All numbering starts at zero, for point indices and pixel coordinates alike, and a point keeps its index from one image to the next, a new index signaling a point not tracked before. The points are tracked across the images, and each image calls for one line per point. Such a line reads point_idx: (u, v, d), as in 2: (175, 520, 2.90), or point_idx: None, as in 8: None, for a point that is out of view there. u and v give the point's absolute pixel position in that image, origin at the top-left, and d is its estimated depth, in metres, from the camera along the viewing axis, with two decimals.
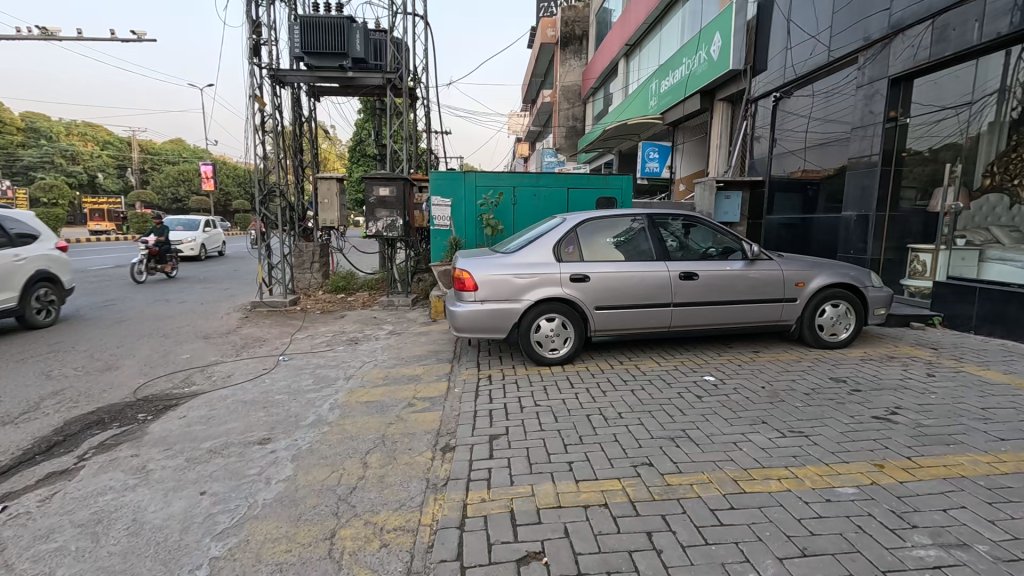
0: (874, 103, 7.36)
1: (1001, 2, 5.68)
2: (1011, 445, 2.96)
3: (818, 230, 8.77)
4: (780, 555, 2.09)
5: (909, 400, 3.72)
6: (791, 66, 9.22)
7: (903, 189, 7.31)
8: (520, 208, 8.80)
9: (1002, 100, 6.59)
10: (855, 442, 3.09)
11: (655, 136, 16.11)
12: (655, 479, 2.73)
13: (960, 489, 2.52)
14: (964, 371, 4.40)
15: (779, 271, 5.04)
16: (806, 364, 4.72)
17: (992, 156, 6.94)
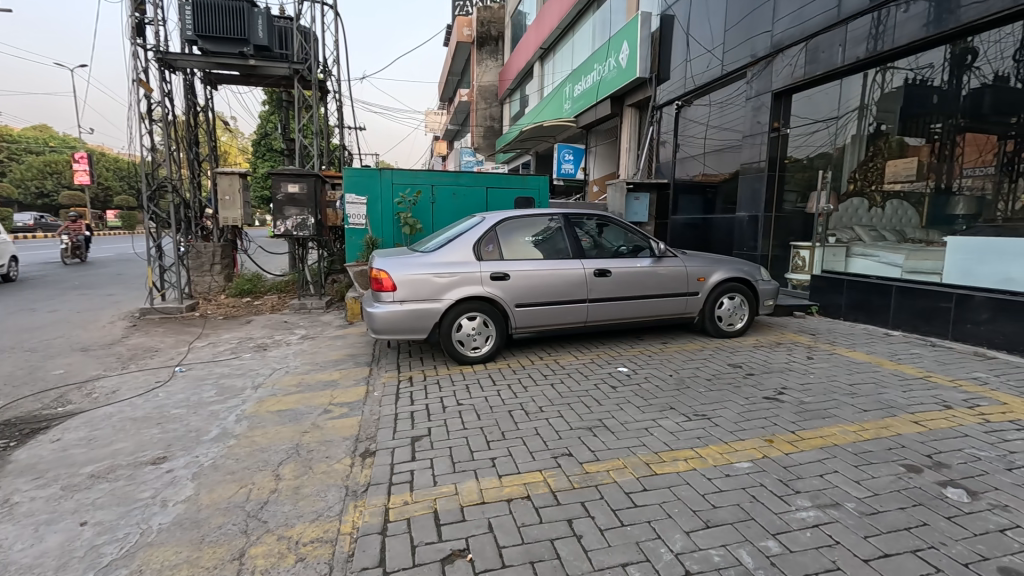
0: (760, 115, 8.15)
1: (859, 31, 6.52)
2: (872, 415, 3.43)
3: (717, 230, 9.54)
4: (687, 529, 2.26)
5: (793, 381, 4.17)
6: (690, 77, 9.95)
7: (786, 193, 8.16)
8: (439, 207, 8.71)
9: (862, 115, 7.52)
10: (749, 421, 3.41)
11: (569, 138, 16.64)
12: (574, 468, 2.84)
13: (833, 456, 2.87)
14: (836, 353, 5.02)
15: (683, 267, 5.42)
16: (708, 352, 5.13)
17: (855, 164, 7.90)
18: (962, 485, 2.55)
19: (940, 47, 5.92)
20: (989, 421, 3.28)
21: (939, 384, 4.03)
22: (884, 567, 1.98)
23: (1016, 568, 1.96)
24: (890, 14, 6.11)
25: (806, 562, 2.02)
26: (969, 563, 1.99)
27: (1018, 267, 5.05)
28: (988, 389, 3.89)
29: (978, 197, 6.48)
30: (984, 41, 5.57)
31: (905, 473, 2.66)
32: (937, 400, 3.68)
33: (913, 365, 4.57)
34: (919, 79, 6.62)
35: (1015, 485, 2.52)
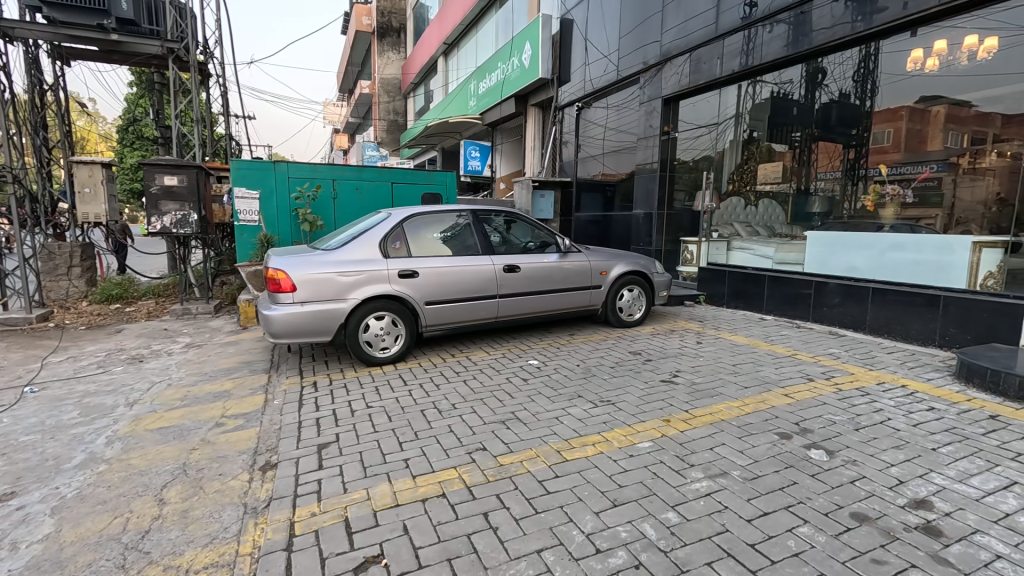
0: (652, 119, 8.79)
1: (733, 46, 7.24)
2: (751, 391, 3.84)
3: (616, 226, 10.09)
4: (596, 510, 2.37)
5: (685, 364, 4.55)
6: (589, 80, 10.41)
7: (676, 192, 8.88)
8: (341, 203, 8.30)
9: (737, 123, 8.23)
10: (650, 403, 3.66)
11: (475, 135, 16.69)
12: (488, 461, 2.86)
13: (721, 430, 3.17)
14: (721, 337, 5.56)
15: (587, 261, 5.67)
16: (611, 341, 5.43)
17: (733, 168, 8.66)
18: (822, 446, 2.94)
19: (798, 65, 6.73)
20: (841, 389, 3.83)
21: (803, 360, 4.62)
22: (764, 524, 2.23)
23: (863, 512, 2.30)
24: (759, 33, 6.85)
25: (700, 528, 2.21)
26: (829, 513, 2.30)
27: (860, 258, 6.04)
28: (840, 362, 4.54)
29: (829, 198, 7.65)
30: (831, 62, 6.44)
31: (778, 440, 3.01)
32: (801, 374, 4.22)
33: (782, 345, 5.19)
34: (782, 93, 7.46)
35: (861, 442, 2.97)
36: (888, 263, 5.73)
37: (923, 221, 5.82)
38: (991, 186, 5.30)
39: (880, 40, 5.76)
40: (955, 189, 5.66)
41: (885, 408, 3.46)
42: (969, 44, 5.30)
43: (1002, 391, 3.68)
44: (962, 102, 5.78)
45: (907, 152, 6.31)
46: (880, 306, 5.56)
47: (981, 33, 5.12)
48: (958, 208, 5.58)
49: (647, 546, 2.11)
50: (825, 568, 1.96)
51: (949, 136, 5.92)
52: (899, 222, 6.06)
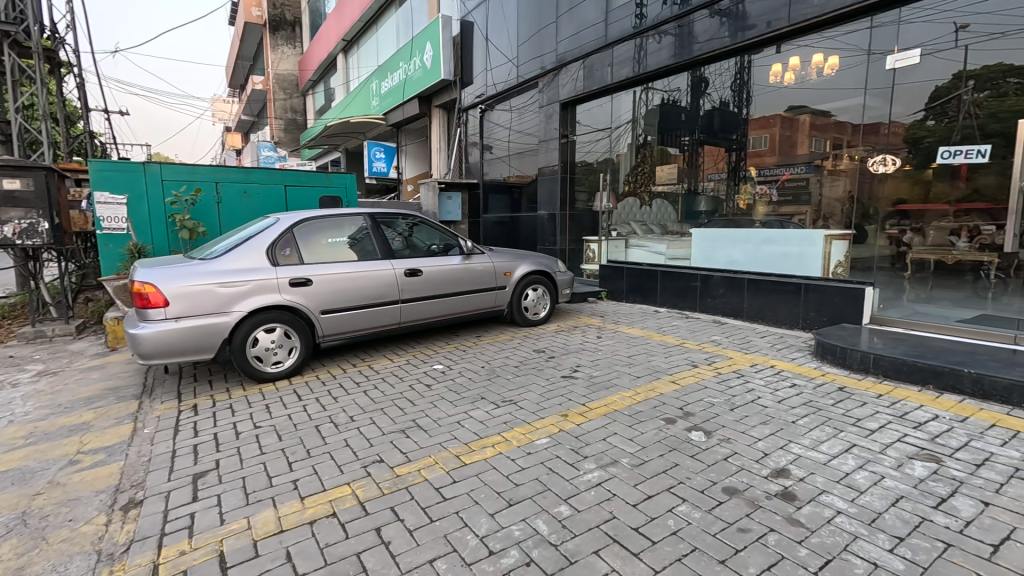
0: (552, 122, 9.19)
1: (622, 54, 7.75)
2: (643, 380, 4.09)
3: (523, 227, 10.29)
4: (492, 511, 2.38)
5: (585, 359, 4.73)
6: (491, 83, 10.57)
7: (577, 194, 9.27)
8: (227, 207, 7.69)
9: (633, 128, 8.47)
10: (550, 399, 3.76)
11: (380, 136, 16.24)
12: (384, 473, 2.77)
13: (613, 420, 3.33)
14: (620, 331, 5.85)
15: (490, 263, 5.71)
16: (516, 341, 5.51)
17: (629, 170, 8.85)
18: (702, 427, 3.19)
19: (684, 72, 7.21)
20: (720, 373, 4.19)
21: (689, 348, 5.00)
22: (647, 507, 2.36)
23: (733, 485, 2.52)
24: (647, 42, 7.35)
25: (590, 518, 2.30)
26: (704, 489, 2.49)
27: (738, 252, 6.67)
28: (720, 348, 4.96)
29: (715, 198, 7.53)
30: (712, 72, 6.94)
31: (663, 425, 3.22)
32: (687, 361, 4.55)
33: (673, 335, 5.56)
34: (671, 100, 7.74)
35: (734, 421, 3.25)
36: (762, 256, 6.38)
37: (796, 218, 6.45)
38: (847, 185, 6.10)
39: (752, 52, 6.36)
40: (822, 188, 6.30)
41: (756, 388, 3.84)
42: (816, 62, 6.10)
43: (848, 364, 4.22)
44: (825, 111, 6.33)
45: (780, 155, 6.73)
46: (754, 296, 6.13)
47: (826, 51, 5.90)
48: (823, 205, 6.25)
49: (539, 541, 2.15)
50: (698, 542, 2.11)
51: (814, 142, 6.45)
52: (774, 219, 6.65)
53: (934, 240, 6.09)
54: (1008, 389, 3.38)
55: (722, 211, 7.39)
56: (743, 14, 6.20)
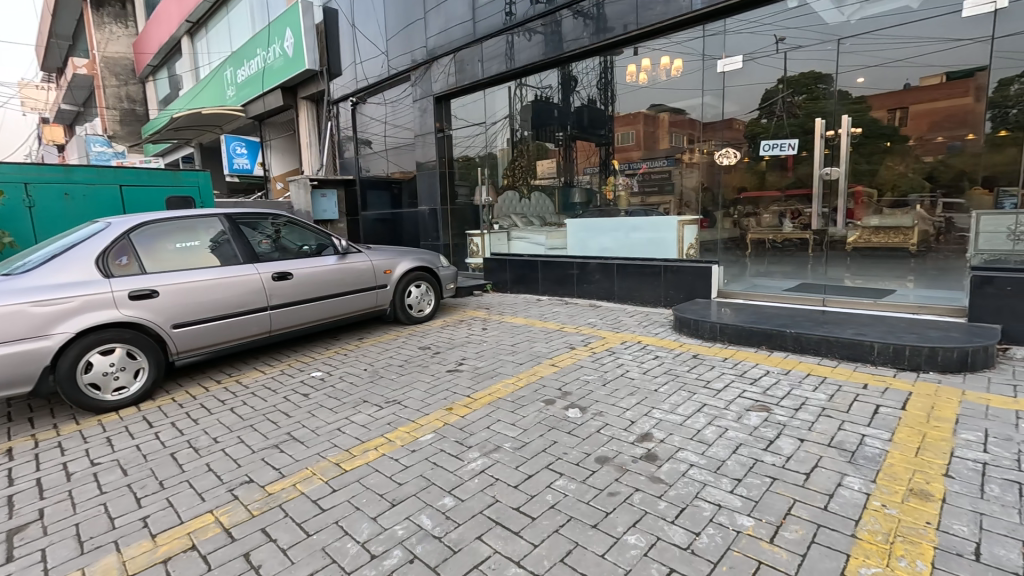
0: (426, 117, 9.17)
1: (491, 50, 7.94)
2: (526, 366, 4.25)
3: (405, 223, 10.08)
4: (374, 515, 2.32)
5: (470, 351, 4.79)
6: (361, 75, 10.21)
7: (458, 188, 9.32)
8: (40, 212, 6.48)
9: (510, 123, 8.67)
10: (435, 395, 3.75)
11: (239, 129, 14.83)
12: (254, 494, 2.57)
13: (497, 408, 3.42)
14: (504, 321, 6.01)
15: (368, 261, 5.50)
16: (401, 339, 5.40)
17: (508, 165, 8.98)
18: (578, 404, 3.40)
19: (554, 69, 7.56)
20: (595, 353, 4.49)
21: (568, 332, 5.29)
22: (528, 486, 2.46)
23: (605, 455, 2.72)
24: (517, 39, 7.59)
25: (473, 506, 2.34)
26: (579, 462, 2.66)
27: (609, 240, 7.15)
28: (595, 330, 5.31)
29: (589, 190, 7.83)
30: (580, 70, 7.38)
31: (544, 406, 3.38)
32: (566, 345, 4.82)
33: (553, 321, 5.83)
34: (544, 96, 8.04)
35: (606, 395, 3.51)
36: (633, 243, 6.87)
37: (662, 207, 7.03)
38: (699, 176, 6.81)
39: (612, 53, 6.90)
40: (681, 178, 6.93)
41: (625, 363, 4.18)
42: (664, 64, 6.74)
43: (700, 334, 4.77)
44: (680, 110, 6.90)
45: (645, 150, 7.22)
46: (623, 279, 6.61)
47: (672, 54, 6.57)
48: (684, 194, 6.90)
49: (423, 537, 2.14)
50: (574, 512, 2.24)
51: (673, 138, 7.02)
52: (641, 208, 7.18)
53: (768, 222, 6.94)
54: (818, 343, 4.07)
55: (596, 202, 7.71)
56: (602, 16, 6.62)
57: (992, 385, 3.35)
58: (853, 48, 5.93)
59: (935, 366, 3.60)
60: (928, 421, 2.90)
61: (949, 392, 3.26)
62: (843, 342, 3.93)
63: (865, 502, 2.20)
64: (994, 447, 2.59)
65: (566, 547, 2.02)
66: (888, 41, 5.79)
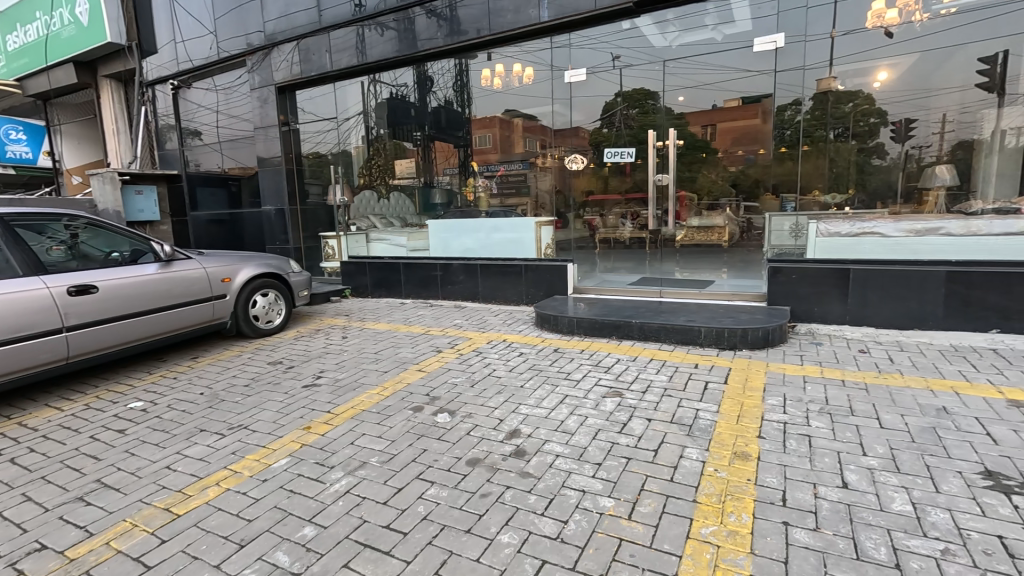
0: (267, 108, 8.31)
1: (339, 40, 7.48)
2: (391, 373, 4.07)
3: (246, 224, 9.03)
4: (217, 562, 2.01)
5: (329, 362, 4.45)
6: (185, 55, 8.92)
7: (307, 186, 8.64)
8: None
9: (365, 120, 8.33)
10: (288, 414, 3.41)
11: (13, 109, 11.94)
12: (49, 564, 2.06)
13: (361, 421, 3.22)
14: (366, 328, 5.71)
15: (199, 268, 4.78)
16: (246, 355, 4.82)
17: (363, 163, 8.58)
18: (447, 408, 3.35)
19: (408, 67, 7.43)
20: (461, 354, 4.48)
21: (434, 334, 5.21)
22: (398, 501, 2.35)
23: (475, 456, 2.71)
24: (368, 33, 7.25)
25: (338, 531, 2.16)
26: (451, 467, 2.62)
27: (471, 240, 7.11)
28: (461, 331, 5.32)
29: (449, 191, 7.79)
30: (435, 70, 7.35)
31: (412, 414, 3.27)
32: (432, 348, 4.74)
33: (418, 325, 5.69)
34: (399, 95, 7.86)
35: (475, 396, 3.52)
36: (497, 243, 6.89)
37: (519, 208, 7.36)
38: (552, 180, 7.35)
39: (467, 57, 6.98)
40: (536, 181, 7.38)
41: (492, 361, 4.24)
42: (517, 71, 7.08)
43: (560, 328, 5.05)
44: (532, 116, 7.42)
45: (501, 153, 7.54)
46: (487, 278, 6.72)
47: (523, 62, 6.92)
48: (539, 196, 7.36)
49: None
50: (446, 519, 2.20)
51: (527, 142, 7.49)
52: (501, 209, 7.38)
53: (611, 222, 7.41)
54: (659, 330, 4.56)
55: (456, 204, 7.70)
56: (455, 18, 6.61)
57: (787, 357, 4.08)
58: (675, 70, 6.75)
59: (747, 344, 4.27)
60: (744, 392, 3.42)
61: (757, 365, 3.90)
62: (678, 328, 4.46)
63: (701, 469, 2.50)
64: (791, 408, 3.14)
65: (440, 558, 1.96)
66: (702, 66, 6.67)
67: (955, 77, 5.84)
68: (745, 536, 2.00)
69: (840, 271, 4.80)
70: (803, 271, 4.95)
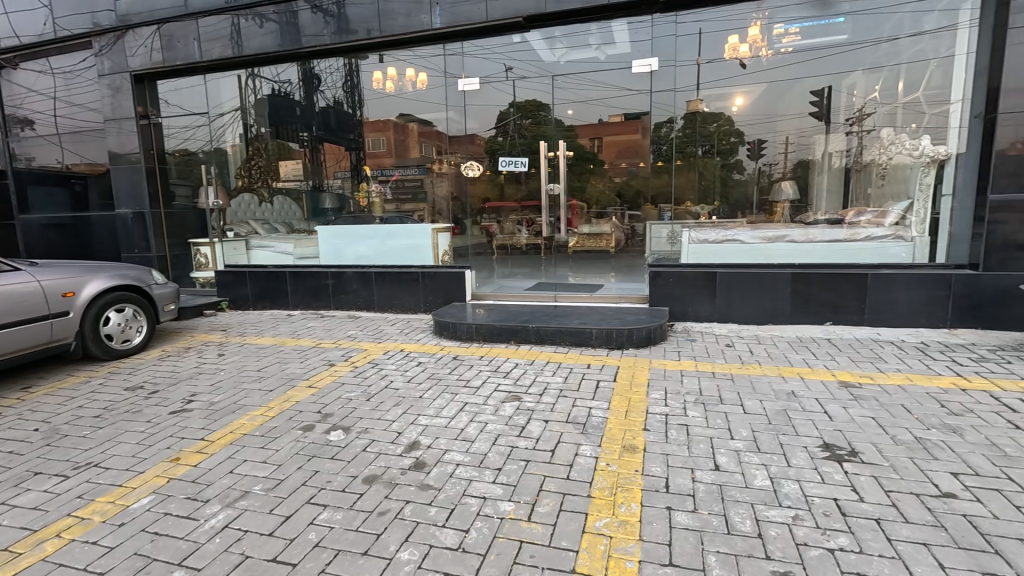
0: (120, 98, 7.28)
1: (209, 28, 6.80)
2: (277, 392, 3.76)
3: (95, 230, 7.82)
4: None
5: (202, 384, 4.00)
6: (9, 30, 7.53)
7: (173, 187, 7.70)
8: None
9: (242, 117, 7.81)
10: (152, 445, 3.00)
11: None
12: None
13: (242, 447, 2.93)
14: (247, 343, 5.23)
15: (30, 281, 4.05)
16: (97, 381, 4.17)
17: (240, 163, 8.06)
18: (340, 425, 3.17)
19: (292, 64, 7.00)
20: (356, 367, 4.28)
21: (325, 347, 4.92)
22: (286, 530, 2.17)
23: (372, 473, 2.60)
24: (244, 24, 6.67)
25: (215, 572, 1.94)
26: (345, 487, 2.48)
27: (364, 247, 6.83)
28: (355, 342, 5.08)
29: (340, 195, 7.50)
30: (322, 68, 7.01)
31: (301, 434, 3.05)
32: (323, 361, 4.47)
33: (307, 338, 5.34)
34: (282, 92, 7.48)
35: (371, 410, 3.38)
36: (392, 249, 6.71)
37: (416, 213, 7.23)
38: (449, 185, 7.44)
39: (358, 57, 6.73)
40: (433, 187, 7.38)
41: (389, 373, 4.11)
42: (410, 75, 6.99)
43: (459, 336, 5.04)
44: (426, 121, 7.46)
45: (396, 157, 7.48)
46: (382, 287, 6.50)
47: (416, 68, 6.87)
48: (436, 202, 7.32)
49: None
50: (341, 543, 2.08)
51: (423, 147, 7.50)
52: (396, 214, 7.18)
53: (508, 228, 7.72)
54: (554, 333, 4.73)
55: (348, 209, 7.41)
56: (343, 17, 6.29)
57: (666, 353, 4.45)
58: (562, 84, 7.15)
59: (633, 343, 4.59)
60: (632, 388, 3.66)
61: (642, 362, 4.20)
62: (571, 330, 4.67)
63: (594, 464, 2.64)
64: (670, 400, 3.43)
65: None
66: (587, 83, 7.10)
67: (793, 105, 6.99)
68: (634, 524, 2.14)
69: (708, 274, 5.34)
70: (678, 275, 5.44)
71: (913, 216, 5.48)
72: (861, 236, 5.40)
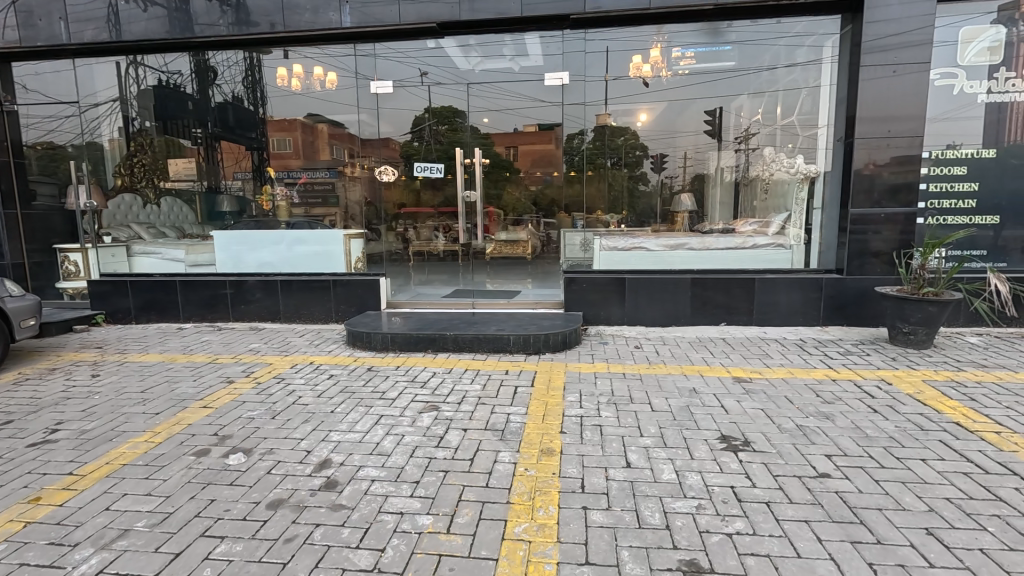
0: None
1: (78, 8, 5.96)
2: (164, 415, 3.39)
3: None
4: None
5: (71, 410, 3.50)
6: None
7: (32, 184, 6.79)
8: None
9: (122, 108, 7.12)
10: (4, 485, 2.57)
11: None
12: None
13: (121, 479, 2.60)
14: (127, 361, 4.66)
15: None
16: None
17: (119, 160, 7.35)
18: (240, 448, 2.91)
19: (183, 55, 6.44)
20: (259, 383, 3.97)
21: (223, 363, 4.52)
22: (175, 568, 1.95)
23: (277, 498, 2.41)
24: (123, 6, 5.91)
25: None
26: (246, 515, 2.28)
27: (269, 254, 6.37)
28: (258, 356, 4.72)
29: (239, 197, 7.19)
30: (218, 61, 6.62)
31: (194, 461, 2.77)
32: (221, 378, 4.10)
33: (202, 353, 4.88)
34: (170, 83, 6.96)
35: (276, 429, 3.15)
36: (299, 256, 6.33)
37: (326, 219, 6.88)
38: (362, 191, 7.16)
39: (260, 51, 6.32)
40: (345, 192, 7.06)
41: (296, 388, 3.85)
42: (317, 75, 6.74)
43: (373, 346, 4.86)
44: (337, 123, 7.20)
45: (304, 159, 7.20)
46: (288, 296, 6.10)
47: (325, 66, 6.61)
48: (348, 207, 7.00)
49: None
50: None
51: (333, 149, 7.23)
52: (303, 220, 6.80)
53: (424, 235, 7.55)
54: (473, 340, 4.72)
55: (251, 212, 7.05)
56: (242, 7, 5.83)
57: (580, 356, 4.61)
58: (478, 92, 7.24)
59: (549, 347, 4.70)
60: (548, 391, 3.75)
61: (558, 366, 4.31)
62: (489, 337, 4.69)
63: (513, 470, 2.65)
64: (585, 402, 3.54)
65: None
66: (502, 93, 7.27)
67: (690, 123, 7.29)
68: (552, 527, 2.18)
69: (618, 280, 5.61)
70: (591, 281, 5.66)
71: (791, 226, 6.20)
72: (749, 244, 6.00)
